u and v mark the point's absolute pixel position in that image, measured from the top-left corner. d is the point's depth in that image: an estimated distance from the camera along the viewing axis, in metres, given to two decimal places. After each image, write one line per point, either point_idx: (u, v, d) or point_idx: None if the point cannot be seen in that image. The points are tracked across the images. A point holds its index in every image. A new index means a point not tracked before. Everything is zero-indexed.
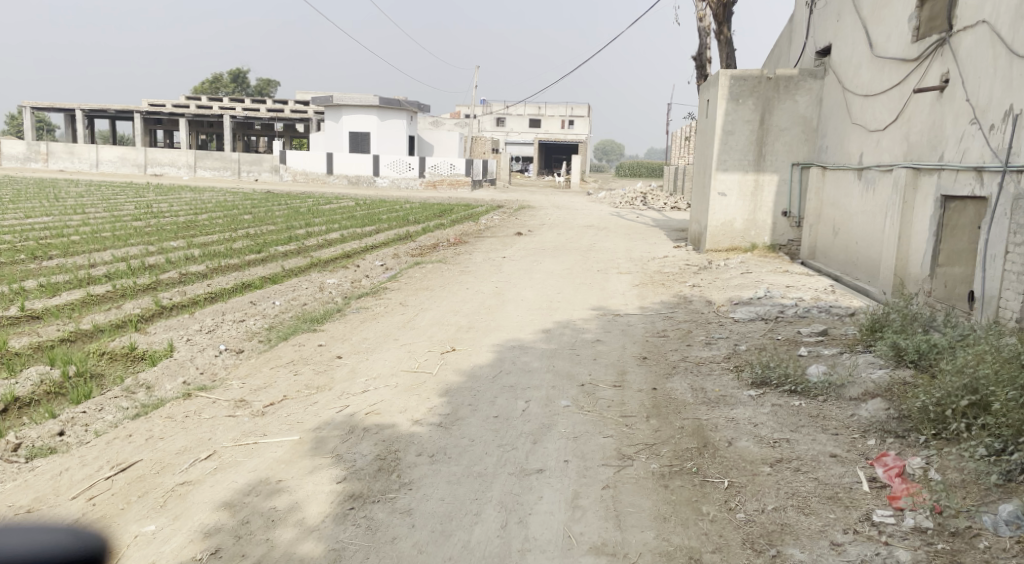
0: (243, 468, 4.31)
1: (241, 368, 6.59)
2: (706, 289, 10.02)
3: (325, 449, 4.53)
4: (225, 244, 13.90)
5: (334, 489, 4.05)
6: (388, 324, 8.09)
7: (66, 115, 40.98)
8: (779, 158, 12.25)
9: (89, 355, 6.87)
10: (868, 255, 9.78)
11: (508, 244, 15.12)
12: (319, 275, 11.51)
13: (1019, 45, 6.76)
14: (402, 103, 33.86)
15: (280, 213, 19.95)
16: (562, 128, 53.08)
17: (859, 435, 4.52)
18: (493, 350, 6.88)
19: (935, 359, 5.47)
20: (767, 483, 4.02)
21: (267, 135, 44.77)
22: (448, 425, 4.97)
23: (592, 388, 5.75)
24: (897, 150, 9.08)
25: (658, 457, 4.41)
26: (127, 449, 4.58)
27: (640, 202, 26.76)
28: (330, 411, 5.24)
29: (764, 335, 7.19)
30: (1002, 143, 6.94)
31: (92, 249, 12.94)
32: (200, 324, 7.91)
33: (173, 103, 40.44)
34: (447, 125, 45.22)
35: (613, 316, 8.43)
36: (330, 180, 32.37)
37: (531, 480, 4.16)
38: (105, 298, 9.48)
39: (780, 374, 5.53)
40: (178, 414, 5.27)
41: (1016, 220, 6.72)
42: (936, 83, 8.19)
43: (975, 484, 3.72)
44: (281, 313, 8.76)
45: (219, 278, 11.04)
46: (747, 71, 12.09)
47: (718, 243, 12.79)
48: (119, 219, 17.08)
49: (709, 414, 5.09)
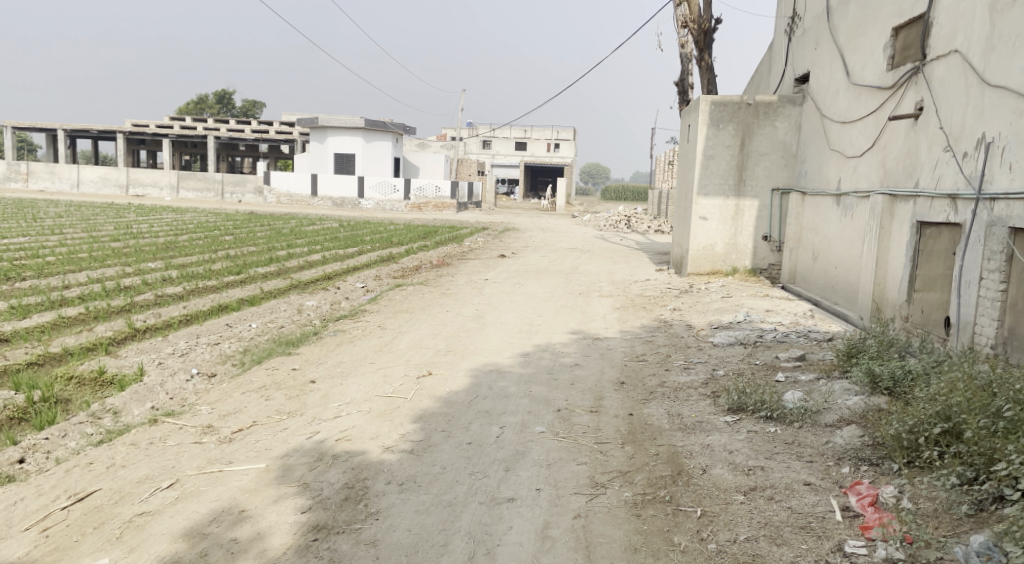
0: (205, 497, 4.20)
1: (212, 392, 6.47)
2: (687, 313, 10.00)
3: (292, 477, 4.43)
4: (204, 265, 13.77)
5: (298, 519, 3.95)
6: (365, 347, 8.01)
7: (48, 134, 40.72)
8: (759, 184, 12.32)
9: (57, 380, 6.74)
10: (846, 280, 9.81)
11: (490, 267, 15.09)
12: (298, 297, 11.41)
13: (991, 74, 6.84)
14: (388, 126, 33.95)
15: (262, 234, 19.82)
16: (547, 151, 53.35)
17: (833, 462, 4.48)
18: (470, 374, 6.81)
19: (909, 385, 5.46)
20: (740, 512, 3.97)
21: (252, 156, 44.67)
22: (419, 452, 4.88)
23: (568, 413, 5.69)
24: (873, 176, 9.15)
25: (631, 486, 4.35)
26: (86, 478, 4.46)
27: (625, 225, 26.86)
28: (299, 438, 5.14)
29: (742, 360, 7.17)
30: (975, 170, 6.99)
31: (68, 270, 12.77)
32: (173, 347, 7.79)
33: (157, 124, 40.31)
34: (433, 147, 45.36)
35: (593, 340, 8.39)
36: (314, 202, 32.31)
37: (501, 509, 4.08)
38: (77, 321, 9.34)
39: (756, 400, 5.48)
40: (143, 440, 5.15)
41: (990, 247, 6.76)
42: (910, 111, 8.27)
43: (948, 515, 3.68)
44: (257, 336, 8.65)
45: (195, 300, 10.91)
46: (727, 97, 12.18)
47: (699, 267, 12.81)
48: (97, 240, 16.90)
49: (684, 441, 5.03)
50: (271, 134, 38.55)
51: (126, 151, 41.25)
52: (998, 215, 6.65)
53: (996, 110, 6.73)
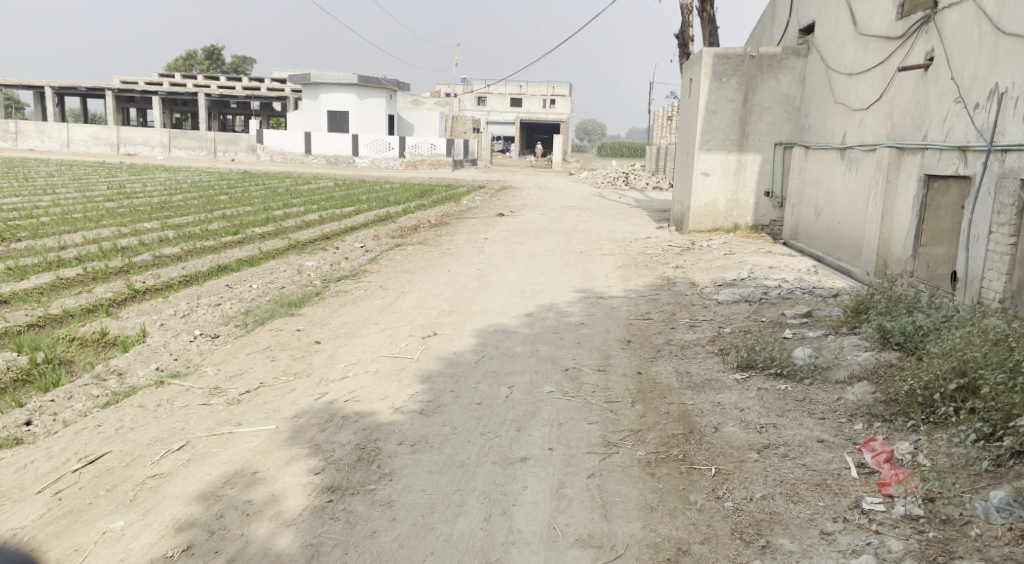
0: (216, 459, 4.18)
1: (216, 353, 6.42)
2: (690, 271, 9.95)
3: (303, 439, 4.40)
4: (200, 225, 13.62)
5: (311, 481, 3.93)
6: (368, 307, 7.96)
7: (36, 92, 40.05)
8: (762, 139, 12.18)
9: (59, 341, 6.68)
10: (850, 236, 9.75)
11: (489, 225, 14.98)
12: (297, 256, 11.32)
13: (1005, 22, 6.69)
14: (382, 82, 33.44)
15: (258, 193, 19.62)
16: (543, 107, 52.67)
17: (846, 419, 4.47)
18: (475, 334, 6.77)
19: (920, 340, 5.43)
20: (754, 470, 3.95)
21: (244, 115, 44.09)
22: (429, 412, 4.85)
23: (576, 372, 5.67)
24: (880, 129, 9.03)
25: (644, 444, 4.34)
26: (96, 440, 4.42)
27: (622, 181, 26.66)
28: (308, 399, 5.11)
29: (748, 317, 7.14)
30: (987, 122, 6.88)
31: (63, 231, 12.63)
32: (174, 308, 7.72)
33: (147, 82, 39.67)
34: (427, 103, 44.82)
35: (597, 298, 8.35)
36: (309, 160, 31.97)
37: (514, 469, 4.07)
38: (76, 282, 9.25)
39: (766, 357, 5.46)
40: (150, 402, 5.12)
41: (1001, 200, 6.68)
42: (920, 62, 8.13)
43: (964, 470, 3.67)
44: (258, 297, 8.57)
45: (193, 260, 10.81)
46: (730, 49, 11.97)
47: (701, 224, 12.73)
48: (91, 199, 16.70)
49: (695, 399, 5.02)
50: (263, 91, 37.98)
51: (116, 109, 40.65)
52: (1010, 167, 6.57)
53: (1010, 60, 6.60)
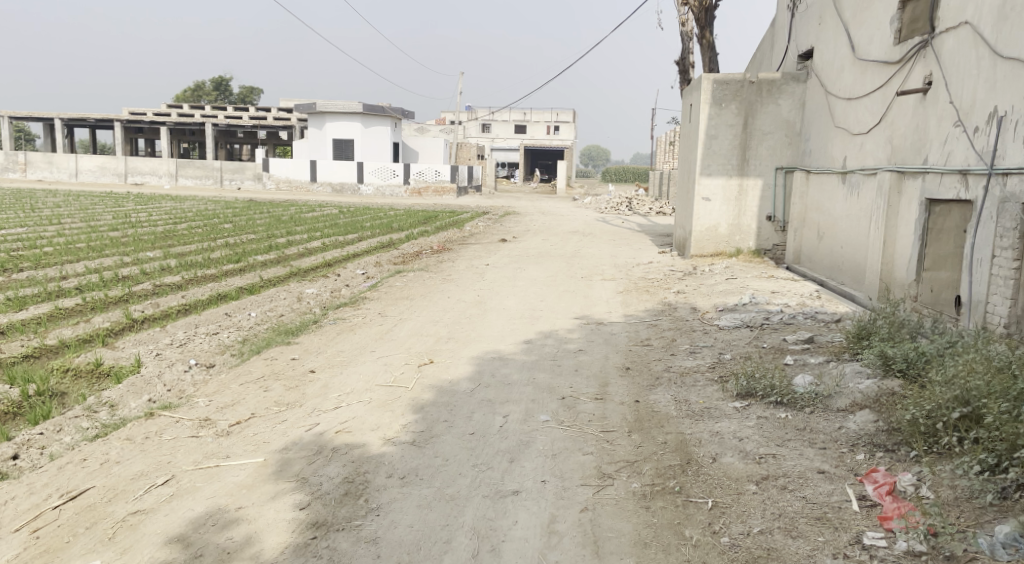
0: (200, 494, 4.09)
1: (210, 384, 6.34)
2: (691, 296, 9.86)
3: (290, 472, 4.31)
4: (203, 254, 13.62)
5: (295, 517, 3.83)
6: (366, 335, 7.88)
7: (45, 123, 40.46)
8: (763, 163, 12.14)
9: (53, 373, 6.62)
10: (853, 260, 9.65)
11: (492, 251, 14.94)
12: (297, 284, 11.27)
13: (1003, 46, 6.65)
14: (386, 110, 33.66)
15: (261, 221, 19.66)
16: (547, 134, 52.88)
17: (847, 449, 4.36)
18: (472, 362, 6.67)
19: (923, 367, 5.32)
20: (752, 503, 3.84)
21: (251, 144, 44.41)
22: (421, 443, 4.76)
23: (573, 400, 5.56)
24: (881, 153, 8.97)
25: (640, 476, 4.22)
26: (79, 476, 4.34)
27: (627, 207, 26.66)
28: (299, 430, 5.02)
29: (750, 343, 7.03)
30: (987, 145, 6.82)
31: (65, 261, 12.64)
32: (171, 338, 7.66)
33: (155, 112, 40.05)
34: (432, 132, 45.16)
35: (597, 325, 8.25)
36: (314, 188, 32.12)
37: (505, 503, 3.96)
38: (75, 312, 9.21)
39: (765, 385, 5.34)
40: (138, 435, 5.03)
41: (1003, 224, 6.59)
42: (918, 86, 8.08)
43: (968, 503, 3.56)
44: (256, 325, 8.51)
45: (194, 289, 10.77)
46: (730, 74, 11.98)
47: (703, 249, 12.65)
48: (95, 229, 16.75)
49: (693, 428, 4.91)
50: (269, 120, 38.28)
51: (124, 139, 41.03)
52: (1011, 191, 6.49)
53: (1008, 83, 6.55)
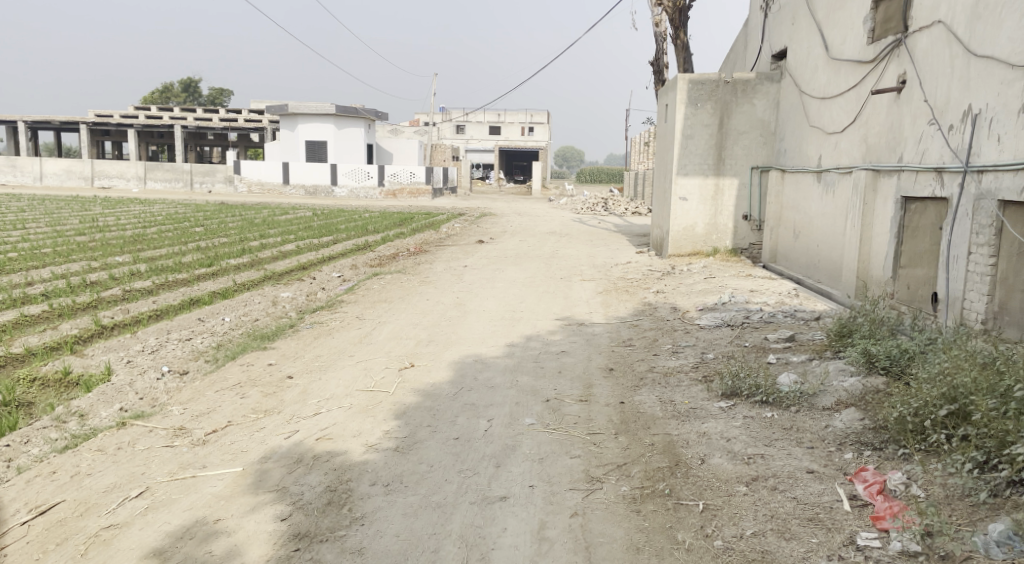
0: (177, 506, 3.96)
1: (184, 391, 6.18)
2: (670, 296, 9.84)
3: (269, 483, 4.19)
4: (174, 258, 13.36)
5: (277, 528, 3.72)
6: (343, 339, 7.75)
7: (8, 126, 39.60)
8: (739, 162, 12.18)
9: (19, 383, 6.41)
10: (829, 258, 9.70)
11: (469, 252, 14.83)
12: (272, 288, 11.09)
13: (976, 45, 6.70)
14: (360, 111, 33.42)
15: (233, 224, 19.36)
16: (521, 135, 52.90)
17: (835, 448, 4.33)
18: (453, 365, 6.58)
19: (906, 364, 5.32)
20: (743, 505, 3.79)
21: (221, 146, 43.84)
22: (404, 449, 4.66)
23: (557, 403, 5.49)
24: (855, 152, 9.02)
25: (628, 479, 4.16)
26: (49, 489, 4.19)
27: (602, 207, 26.68)
28: (277, 438, 4.89)
29: (731, 343, 7.02)
30: (962, 143, 6.86)
31: (31, 267, 12.31)
32: (142, 345, 7.47)
33: (122, 115, 39.38)
34: (406, 134, 45.00)
35: (578, 326, 8.19)
36: (287, 190, 31.77)
37: (493, 509, 3.88)
38: (41, 319, 8.97)
39: (751, 384, 5.31)
40: (110, 445, 4.87)
41: (979, 220, 6.64)
42: (892, 85, 8.13)
43: (960, 501, 3.54)
44: (230, 330, 8.33)
45: (165, 294, 10.54)
46: (704, 74, 12.00)
47: (680, 249, 12.67)
48: (62, 234, 16.38)
49: (679, 429, 4.85)
50: (240, 122, 37.82)
51: (91, 143, 40.30)
52: (987, 188, 6.54)
53: (982, 81, 6.59)
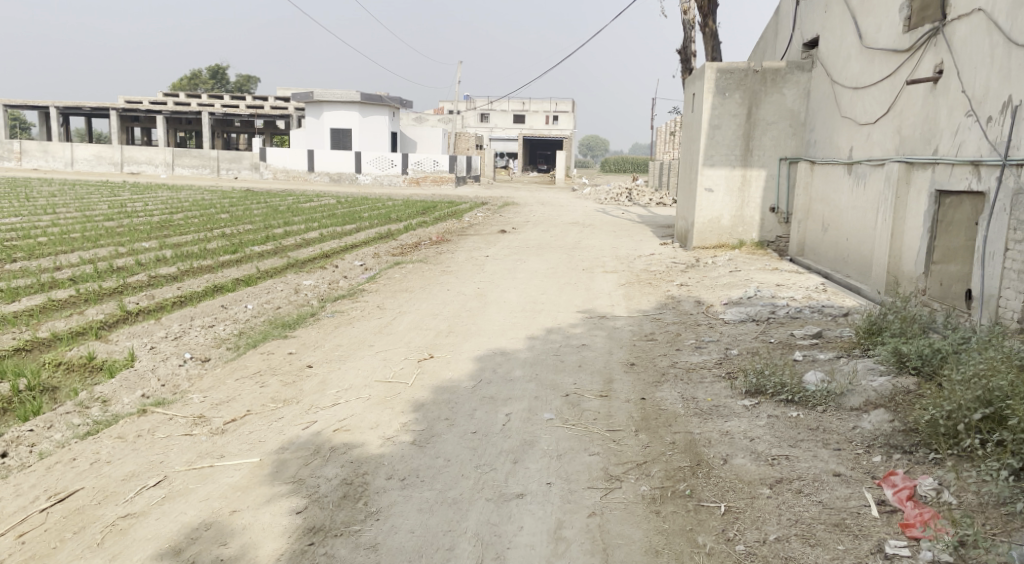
0: (194, 496, 3.94)
1: (205, 379, 6.17)
2: (695, 289, 9.70)
3: (286, 474, 4.16)
4: (199, 244, 13.44)
5: (292, 521, 3.69)
6: (364, 329, 7.72)
7: (41, 112, 40.15)
8: (767, 154, 11.97)
9: (44, 367, 6.45)
10: (859, 252, 9.49)
11: (492, 242, 14.75)
12: (295, 276, 11.09)
13: (1018, 34, 6.47)
14: (384, 99, 33.44)
15: (258, 211, 19.46)
16: (546, 124, 52.69)
17: (863, 450, 4.21)
18: (473, 358, 6.52)
19: (939, 364, 5.17)
20: (767, 508, 3.69)
21: (248, 133, 44.10)
22: (422, 443, 4.60)
23: (577, 398, 5.41)
24: (888, 144, 8.80)
25: (648, 478, 4.08)
26: (69, 476, 4.20)
27: (626, 198, 26.48)
28: (295, 428, 4.86)
29: (756, 338, 6.88)
30: (1001, 136, 6.65)
31: (59, 251, 12.44)
32: (165, 331, 7.49)
33: (151, 102, 39.71)
34: (431, 122, 44.96)
35: (600, 319, 8.09)
36: (311, 177, 31.86)
37: (510, 507, 3.81)
38: (68, 303, 9.04)
39: (776, 382, 5.19)
40: (131, 433, 4.87)
41: (1017, 216, 6.43)
42: (929, 75, 7.91)
43: (995, 509, 3.42)
44: (253, 318, 8.33)
45: (189, 280, 10.58)
46: (733, 63, 11.79)
47: (705, 241, 12.49)
48: (90, 219, 16.55)
49: (702, 427, 4.76)
50: (267, 109, 37.99)
51: (120, 128, 40.79)
52: None
53: None
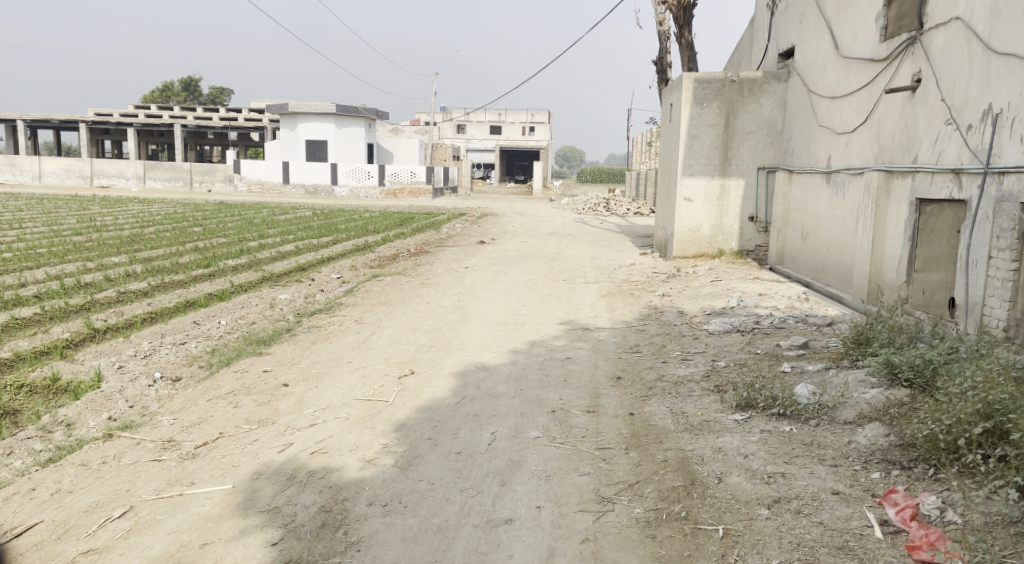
0: (161, 529, 3.72)
1: (176, 400, 5.92)
2: (677, 299, 9.59)
3: (260, 502, 3.95)
4: (170, 259, 13.11)
5: (266, 556, 3.49)
6: (342, 344, 7.50)
7: (7, 125, 39.38)
8: (745, 163, 11.93)
9: (5, 389, 6.15)
10: (840, 260, 9.44)
11: (470, 254, 14.56)
12: (269, 290, 10.82)
13: (997, 42, 6.45)
14: (360, 110, 33.22)
15: (232, 224, 19.11)
16: (523, 134, 52.71)
17: (860, 466, 4.08)
18: (455, 373, 6.33)
19: (932, 375, 5.06)
20: (766, 531, 3.56)
21: (220, 145, 43.56)
22: (404, 465, 4.41)
23: (564, 414, 5.24)
24: (867, 152, 8.77)
25: (641, 499, 3.92)
26: (27, 508, 3.95)
27: (604, 208, 26.41)
28: (270, 451, 4.64)
29: (742, 349, 6.77)
30: (982, 144, 6.60)
31: (24, 267, 12.06)
32: (135, 349, 7.21)
33: (121, 114, 39.13)
34: (406, 133, 44.75)
35: (583, 331, 7.94)
36: (286, 189, 31.51)
37: (498, 533, 3.64)
38: (32, 321, 8.72)
39: (767, 396, 5.05)
40: (95, 459, 4.62)
41: (1000, 224, 6.39)
42: (907, 84, 7.88)
43: (1003, 529, 3.31)
44: (226, 334, 8.06)
45: (160, 296, 10.28)
46: (709, 74, 11.75)
47: (685, 250, 12.39)
48: (57, 233, 16.16)
49: (693, 444, 4.61)
50: (241, 121, 37.59)
51: (89, 141, 40.15)
52: (1008, 190, 6.28)
53: (1003, 80, 6.35)
